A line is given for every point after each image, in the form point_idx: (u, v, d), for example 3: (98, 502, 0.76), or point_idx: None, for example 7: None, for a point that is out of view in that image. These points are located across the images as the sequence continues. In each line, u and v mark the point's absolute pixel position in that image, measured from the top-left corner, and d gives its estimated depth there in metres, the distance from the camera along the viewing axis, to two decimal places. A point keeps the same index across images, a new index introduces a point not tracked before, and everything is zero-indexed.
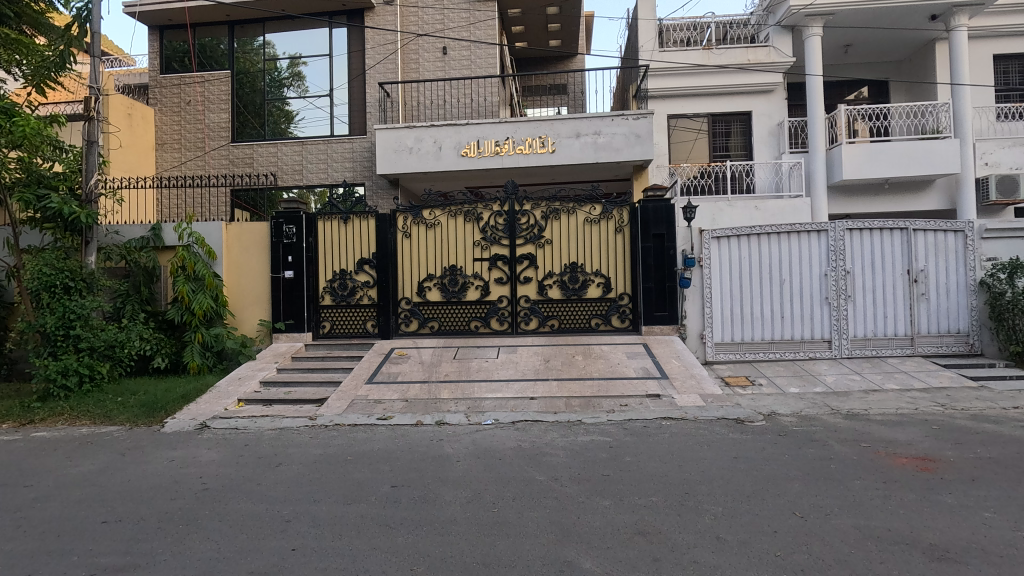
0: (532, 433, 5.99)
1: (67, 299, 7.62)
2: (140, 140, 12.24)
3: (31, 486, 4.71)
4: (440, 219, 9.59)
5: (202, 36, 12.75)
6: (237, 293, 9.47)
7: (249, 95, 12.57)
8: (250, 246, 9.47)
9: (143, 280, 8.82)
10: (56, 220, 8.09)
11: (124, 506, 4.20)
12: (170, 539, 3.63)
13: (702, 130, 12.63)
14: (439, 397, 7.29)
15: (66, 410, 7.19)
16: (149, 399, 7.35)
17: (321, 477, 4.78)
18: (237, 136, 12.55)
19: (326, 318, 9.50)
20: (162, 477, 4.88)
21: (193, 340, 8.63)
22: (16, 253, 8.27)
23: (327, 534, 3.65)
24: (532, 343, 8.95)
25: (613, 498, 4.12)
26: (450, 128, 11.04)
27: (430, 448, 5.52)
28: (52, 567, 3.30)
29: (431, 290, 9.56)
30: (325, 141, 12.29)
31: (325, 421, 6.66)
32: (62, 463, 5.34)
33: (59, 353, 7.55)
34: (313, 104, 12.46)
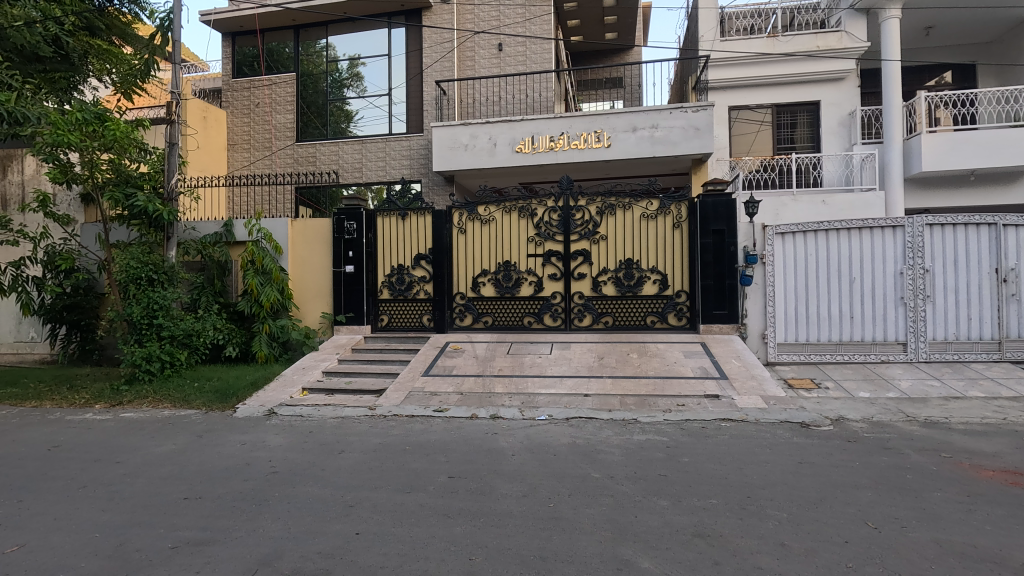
0: (587, 430, 5.96)
1: (151, 290, 8.19)
2: (214, 141, 12.98)
3: (122, 462, 5.11)
4: (495, 215, 9.67)
5: (270, 40, 13.35)
6: (301, 287, 9.89)
7: (312, 96, 13.07)
8: (313, 242, 9.86)
9: (216, 273, 9.42)
10: (142, 217, 8.70)
11: (201, 485, 4.49)
12: (243, 517, 3.85)
13: (765, 122, 12.13)
14: (493, 391, 7.37)
15: (150, 394, 7.76)
16: (222, 386, 7.81)
17: (380, 465, 4.94)
18: (301, 135, 13.08)
19: (384, 312, 9.79)
20: (235, 459, 5.19)
21: (261, 331, 9.11)
22: (107, 247, 8.95)
23: (388, 520, 3.77)
24: (586, 340, 8.88)
25: (671, 499, 4.04)
26: (505, 124, 11.08)
27: (484, 441, 5.60)
28: (141, 538, 3.57)
29: (485, 286, 9.65)
30: (384, 139, 12.62)
31: (384, 411, 6.87)
32: (147, 443, 5.76)
33: (144, 340, 8.16)
34: (372, 103, 12.83)
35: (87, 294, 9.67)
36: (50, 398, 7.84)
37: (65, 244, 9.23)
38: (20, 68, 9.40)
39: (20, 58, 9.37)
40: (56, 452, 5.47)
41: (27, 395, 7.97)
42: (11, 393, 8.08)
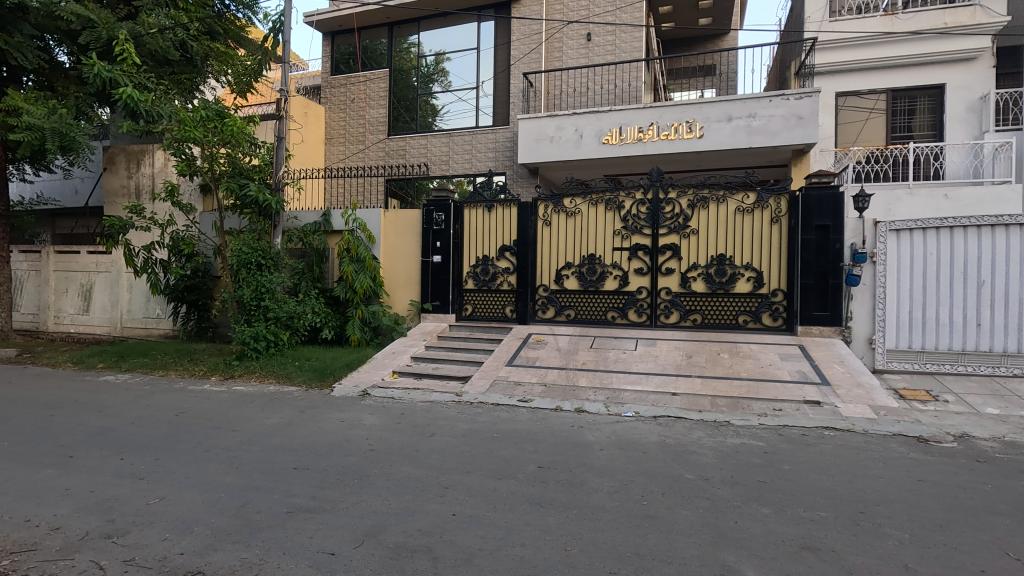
0: (675, 429, 5.80)
1: (260, 275, 8.85)
2: (314, 135, 13.77)
3: (238, 430, 5.59)
4: (581, 208, 9.57)
5: (365, 38, 13.95)
6: (391, 276, 10.30)
7: (403, 91, 13.52)
8: (403, 232, 10.22)
9: (315, 260, 10.01)
10: (253, 207, 9.36)
11: (306, 457, 4.81)
12: (347, 490, 4.08)
13: (876, 108, 11.18)
14: (578, 384, 7.33)
15: (258, 369, 8.41)
16: (320, 365, 8.33)
17: (470, 450, 5.06)
18: (393, 130, 13.58)
19: (469, 302, 10.00)
20: (336, 435, 5.52)
21: (355, 315, 9.58)
22: (222, 234, 9.72)
23: (482, 505, 3.85)
24: (672, 337, 8.63)
25: (773, 507, 3.84)
26: (593, 115, 10.92)
27: (571, 434, 5.59)
28: (259, 501, 3.87)
29: (569, 279, 9.60)
30: (470, 132, 12.85)
31: (470, 398, 7.04)
32: (258, 414, 6.26)
33: (252, 320, 8.84)
34: (459, 97, 13.11)
35: (204, 277, 10.61)
36: (175, 369, 8.73)
37: (187, 231, 10.14)
38: (154, 71, 10.34)
39: (154, 62, 10.30)
40: (183, 417, 6.06)
41: (155, 365, 8.90)
42: (143, 363, 9.08)
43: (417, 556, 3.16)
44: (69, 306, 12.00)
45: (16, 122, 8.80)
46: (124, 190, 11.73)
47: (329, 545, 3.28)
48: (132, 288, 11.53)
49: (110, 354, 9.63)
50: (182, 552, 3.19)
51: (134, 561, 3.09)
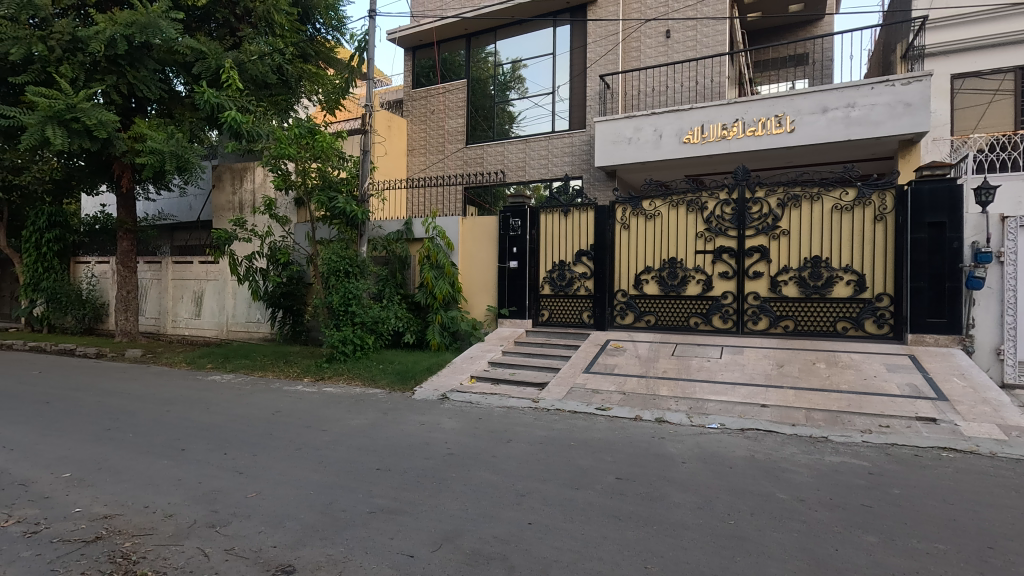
0: (765, 444, 5.44)
1: (348, 281, 9.36)
2: (397, 147, 14.36)
3: (327, 430, 5.88)
4: (661, 210, 9.27)
5: (444, 51, 14.37)
6: (469, 282, 10.48)
7: (480, 100, 13.79)
8: (481, 238, 10.39)
9: (398, 267, 10.40)
10: (341, 217, 9.88)
11: (388, 458, 4.97)
12: (426, 493, 4.17)
13: (1002, 89, 9.93)
14: (658, 393, 7.06)
15: (345, 371, 8.85)
16: (403, 369, 8.63)
17: (547, 458, 5.01)
18: (471, 139, 13.87)
19: (545, 307, 9.94)
20: (416, 437, 5.67)
21: (435, 320, 9.86)
22: (314, 244, 10.36)
23: (558, 515, 3.79)
24: (760, 345, 8.11)
25: (881, 535, 3.48)
26: (673, 114, 10.56)
27: (651, 445, 5.39)
28: (344, 499, 4.04)
29: (649, 283, 9.32)
30: (546, 137, 12.85)
31: (547, 404, 7.00)
32: (345, 415, 6.57)
33: (341, 325, 9.32)
34: (536, 103, 13.18)
35: (298, 283, 11.34)
36: (272, 370, 9.40)
37: (283, 241, 10.90)
38: (255, 95, 11.22)
39: (255, 86, 11.17)
40: (278, 416, 6.48)
41: (255, 367, 9.61)
42: (245, 364, 9.86)
43: (492, 564, 3.16)
44: (184, 311, 13.27)
45: (141, 147, 9.87)
46: (229, 205, 12.82)
47: (409, 547, 3.36)
48: (236, 294, 12.55)
49: (217, 355, 10.52)
50: (275, 544, 3.39)
51: (234, 550, 3.32)
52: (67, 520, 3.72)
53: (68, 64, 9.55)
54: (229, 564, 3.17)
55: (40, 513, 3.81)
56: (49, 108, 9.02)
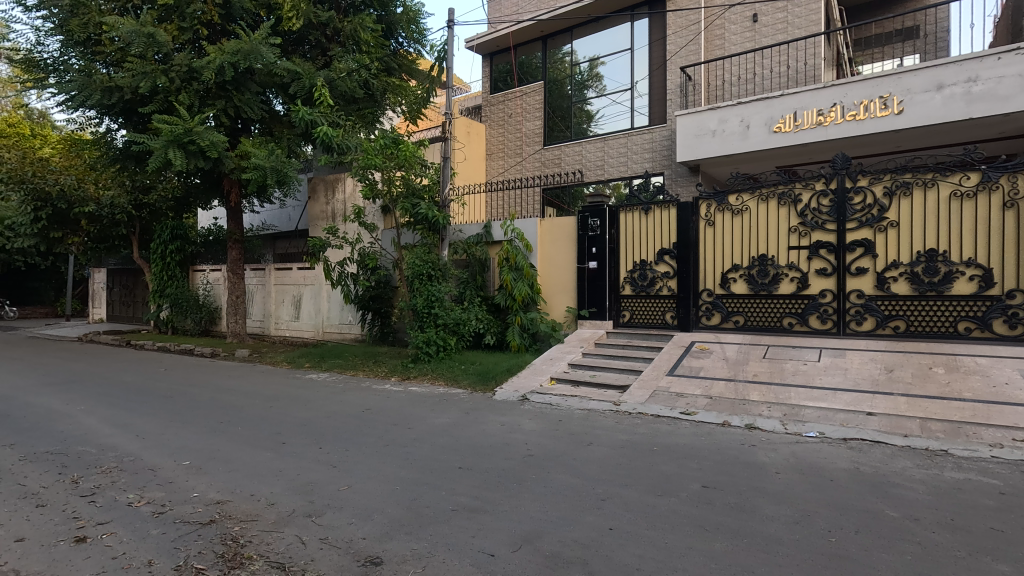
0: (871, 456, 4.98)
1: (430, 285, 9.70)
2: (477, 152, 14.66)
3: (412, 429, 6.10)
4: (749, 204, 8.79)
5: (521, 54, 14.49)
6: (548, 283, 10.45)
7: (558, 100, 13.76)
8: (559, 239, 10.34)
9: (478, 270, 10.61)
10: (424, 223, 10.25)
11: (470, 457, 5.08)
12: (507, 493, 4.21)
13: None
14: (748, 398, 6.68)
15: (429, 371, 9.15)
16: (484, 369, 8.79)
17: (629, 463, 4.89)
18: (548, 140, 13.88)
19: (626, 308, 9.72)
20: (497, 437, 5.75)
21: (514, 322, 9.95)
22: (399, 249, 10.81)
23: (641, 521, 3.69)
24: (866, 347, 7.43)
25: (1015, 564, 3.07)
26: (761, 103, 9.97)
27: (741, 453, 5.11)
28: (428, 496, 4.18)
29: (737, 282, 8.85)
30: (625, 134, 12.59)
31: (629, 407, 6.84)
32: (429, 414, 6.78)
33: (425, 326, 9.65)
34: (614, 100, 12.96)
35: (385, 287, 11.89)
36: (363, 369, 9.92)
37: (372, 247, 11.47)
38: (344, 109, 11.92)
39: (344, 101, 11.87)
40: (368, 413, 6.82)
41: (347, 366, 10.20)
42: (338, 363, 10.48)
43: (572, 568, 3.13)
44: (285, 314, 14.32)
45: (247, 164, 10.78)
46: (324, 214, 13.68)
47: (489, 546, 3.41)
48: (330, 298, 13.36)
49: (314, 354, 11.26)
50: (365, 536, 3.56)
51: (328, 540, 3.53)
52: (186, 503, 4.13)
53: (185, 92, 10.66)
54: (324, 552, 3.38)
55: (165, 496, 4.26)
56: (170, 133, 10.08)
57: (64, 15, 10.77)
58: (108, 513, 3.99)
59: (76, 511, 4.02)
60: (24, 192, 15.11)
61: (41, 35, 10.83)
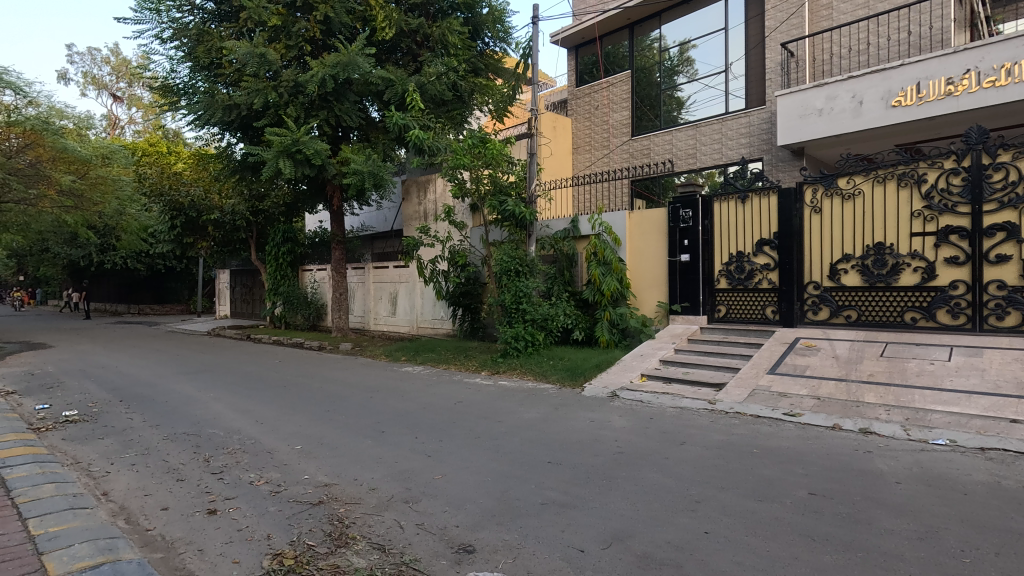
0: (1016, 469, 4.38)
1: (518, 281, 9.82)
2: (563, 147, 14.60)
3: (502, 422, 6.22)
4: (863, 187, 8.04)
5: (607, 45, 14.20)
6: (637, 278, 10.15)
7: (646, 89, 13.35)
8: (648, 232, 10.00)
9: (565, 265, 10.55)
10: (512, 219, 10.36)
11: (559, 453, 5.09)
12: (597, 490, 4.17)
13: None
14: (863, 400, 6.11)
15: (518, 366, 9.28)
16: (572, 365, 8.76)
17: (726, 465, 4.66)
18: (637, 130, 13.50)
19: (722, 303, 9.25)
20: (586, 433, 5.71)
21: (603, 317, 9.80)
22: (487, 246, 11.03)
23: (739, 526, 3.52)
24: (1008, 345, 6.55)
25: None
26: (877, 75, 9.06)
27: (854, 460, 4.69)
28: (518, 489, 4.24)
29: (848, 274, 8.12)
30: (719, 119, 11.96)
31: (726, 407, 6.51)
32: (519, 408, 6.88)
33: (513, 322, 9.78)
34: (706, 85, 12.35)
35: (475, 283, 12.18)
36: (454, 363, 10.25)
37: (461, 245, 11.82)
38: (435, 112, 12.37)
39: (434, 104, 12.31)
40: (460, 406, 7.05)
41: (440, 360, 10.59)
42: (432, 357, 10.92)
43: (666, 570, 3.04)
44: (383, 309, 15.12)
45: (347, 169, 11.48)
46: (417, 214, 14.26)
47: (579, 541, 3.40)
48: (423, 295, 13.93)
49: (409, 348, 11.81)
50: (458, 524, 3.69)
51: (424, 526, 3.69)
52: (299, 484, 4.50)
53: (293, 106, 11.57)
54: (421, 537, 3.54)
55: (281, 477, 4.67)
56: (281, 144, 11.00)
57: (191, 44, 12.07)
58: (234, 490, 4.44)
59: (208, 485, 4.52)
60: (163, 203, 17.16)
61: (174, 63, 12.20)
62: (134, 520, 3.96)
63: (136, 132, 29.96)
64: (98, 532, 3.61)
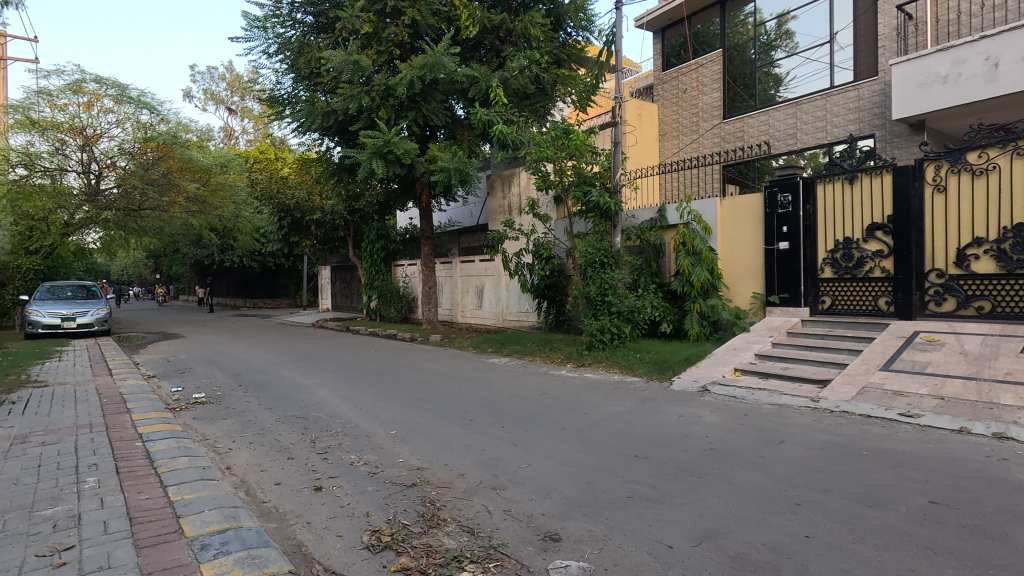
0: None
1: (604, 272, 9.70)
2: (649, 134, 14.16)
3: (588, 414, 6.19)
4: (998, 162, 7.14)
5: (696, 24, 13.56)
6: (730, 268, 9.62)
7: (739, 68, 12.62)
8: (742, 220, 9.42)
9: (652, 256, 10.25)
10: (596, 211, 10.21)
11: (647, 447, 4.98)
12: (686, 486, 4.05)
13: None
14: (996, 401, 5.44)
15: (604, 359, 9.18)
16: (660, 358, 8.52)
17: (831, 466, 4.34)
18: (729, 112, 12.79)
19: (826, 293, 8.58)
20: (675, 428, 5.55)
21: (692, 309, 9.42)
22: (572, 238, 10.96)
23: (846, 532, 3.27)
24: None
25: None
26: (1017, 32, 7.96)
27: (985, 467, 4.20)
28: (604, 481, 4.21)
29: (979, 260, 7.26)
30: (823, 95, 11.05)
31: (831, 405, 6.04)
32: (605, 401, 6.81)
33: (599, 314, 9.67)
34: (808, 58, 11.45)
35: (559, 275, 12.17)
36: (540, 356, 10.33)
37: (546, 237, 11.84)
38: (518, 106, 12.47)
39: (518, 98, 12.40)
40: (546, 397, 7.10)
41: (526, 352, 10.72)
42: (517, 349, 11.09)
43: (761, 572, 2.89)
44: (470, 302, 15.52)
45: (435, 167, 11.87)
46: (501, 208, 14.48)
47: (668, 537, 3.32)
48: (508, 287, 14.13)
49: (496, 340, 12.05)
50: (545, 513, 3.73)
51: (511, 512, 3.77)
52: (394, 467, 4.76)
53: (384, 108, 12.13)
54: (508, 523, 3.62)
55: (378, 459, 4.97)
56: (374, 146, 11.59)
57: (294, 56, 12.99)
58: (337, 469, 4.78)
59: (314, 464, 4.91)
60: (273, 206, 18.69)
61: (279, 76, 13.21)
62: (253, 492, 4.40)
63: (249, 141, 32.82)
64: (223, 501, 4.04)
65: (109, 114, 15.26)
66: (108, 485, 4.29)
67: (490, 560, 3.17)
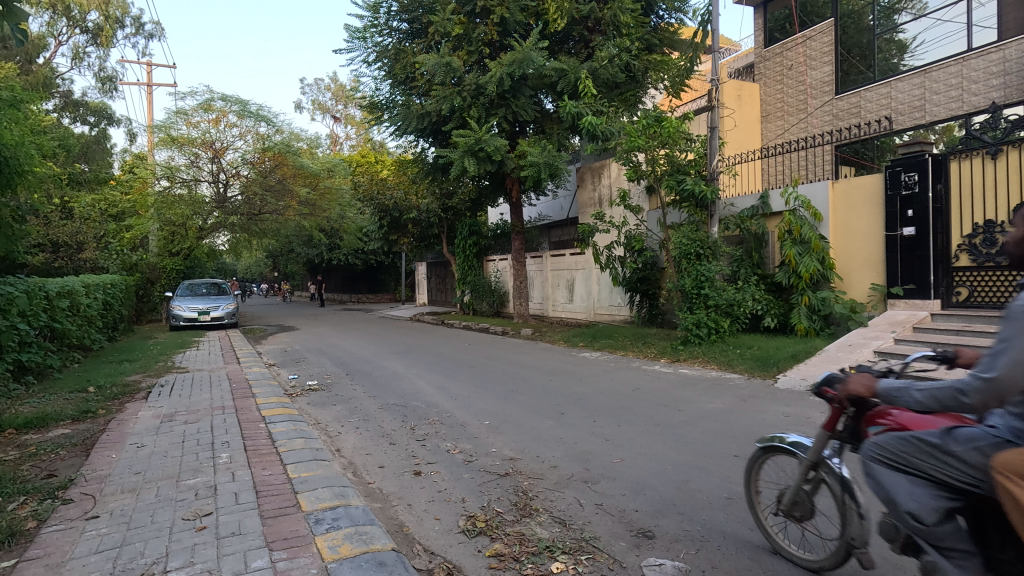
0: None
1: (700, 264, 9.30)
2: (750, 117, 13.33)
3: (684, 411, 5.98)
4: None
5: None
6: (844, 258, 8.76)
7: (854, 37, 11.49)
8: (858, 205, 8.58)
9: (753, 246, 9.62)
10: (691, 200, 9.78)
11: (749, 447, 4.72)
12: None
13: None
14: None
15: (701, 355, 8.82)
16: (763, 354, 8.03)
17: None
18: (842, 87, 11.71)
19: (962, 284, 7.61)
20: (780, 429, 5.21)
21: (800, 303, 8.76)
22: (667, 228, 10.46)
23: None
24: None
25: None
26: None
27: None
28: (701, 481, 4.05)
29: None
30: (959, 60, 9.81)
31: None
32: (702, 398, 6.54)
33: (695, 308, 9.31)
34: (939, 19, 10.18)
35: (653, 268, 11.84)
36: (632, 350, 10.13)
37: (638, 229, 11.55)
38: (608, 96, 12.24)
39: (607, 88, 12.18)
40: (639, 393, 6.94)
41: (618, 346, 10.56)
42: (609, 343, 10.95)
43: None
44: (561, 296, 15.50)
45: (525, 162, 11.97)
46: (591, 201, 14.33)
47: (771, 542, 3.14)
48: (600, 281, 13.96)
49: (587, 334, 11.96)
50: (638, 509, 3.67)
51: (603, 506, 3.76)
52: (488, 456, 4.91)
53: (475, 107, 12.41)
54: (600, 517, 3.60)
55: (472, 448, 5.14)
56: (465, 144, 11.93)
57: (390, 63, 13.66)
58: (435, 456, 5.02)
59: (414, 450, 5.17)
60: (374, 206, 19.83)
61: (377, 82, 13.97)
62: (360, 474, 4.73)
63: (352, 146, 35.06)
64: (334, 480, 4.37)
65: (233, 128, 16.92)
66: (238, 461, 4.81)
67: (582, 553, 3.17)
